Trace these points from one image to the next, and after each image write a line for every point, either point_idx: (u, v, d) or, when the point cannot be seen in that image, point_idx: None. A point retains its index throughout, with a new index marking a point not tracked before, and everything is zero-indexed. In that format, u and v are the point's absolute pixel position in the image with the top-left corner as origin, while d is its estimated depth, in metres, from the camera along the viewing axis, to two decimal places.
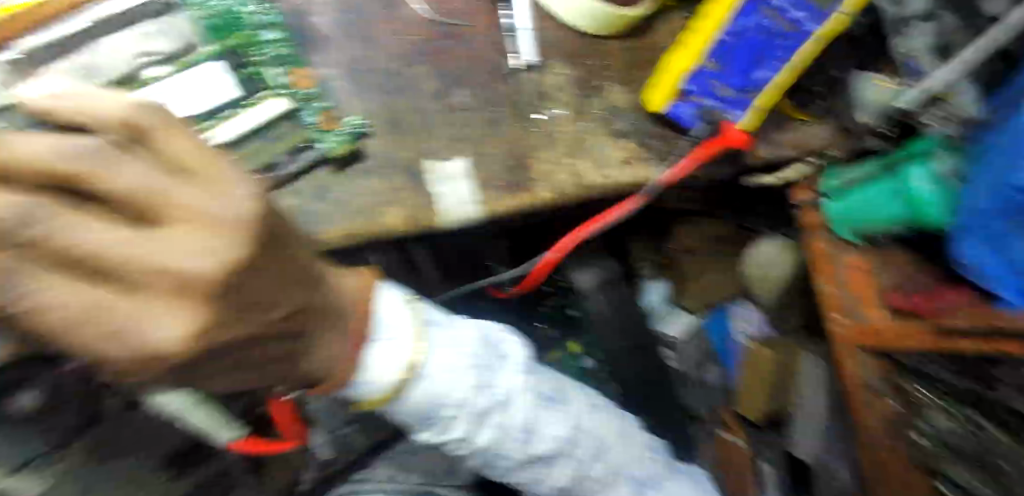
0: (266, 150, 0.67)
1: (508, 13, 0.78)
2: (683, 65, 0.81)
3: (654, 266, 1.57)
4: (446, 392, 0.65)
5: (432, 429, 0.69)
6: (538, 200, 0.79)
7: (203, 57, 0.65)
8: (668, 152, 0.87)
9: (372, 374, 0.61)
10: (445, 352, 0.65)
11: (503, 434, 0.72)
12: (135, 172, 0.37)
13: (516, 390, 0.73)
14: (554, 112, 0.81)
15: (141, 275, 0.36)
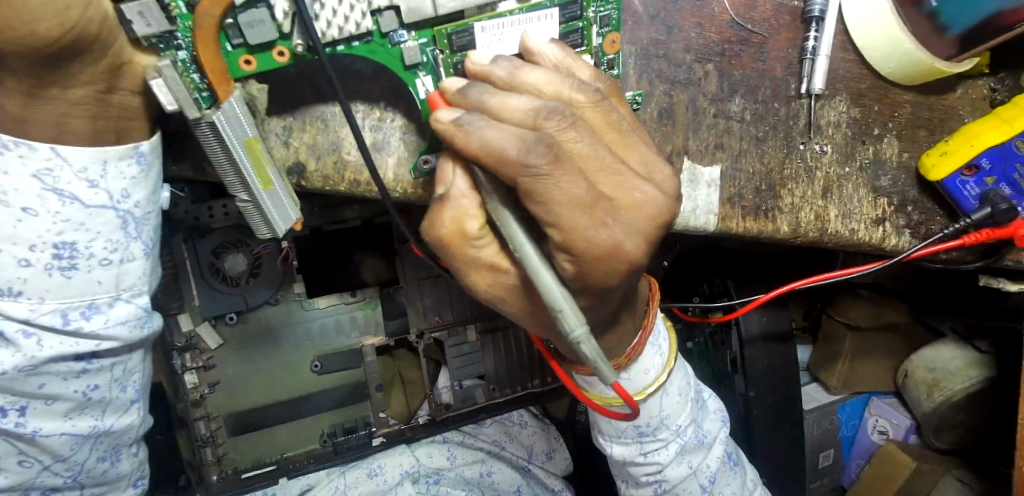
0: None
1: (813, 32, 0.73)
2: (994, 138, 0.72)
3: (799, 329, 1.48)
4: (669, 414, 0.69)
5: (633, 445, 0.70)
6: (776, 232, 0.74)
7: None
8: (924, 225, 0.80)
9: (635, 370, 0.65)
10: (682, 383, 0.69)
11: (689, 477, 0.73)
12: (572, 129, 0.45)
13: (714, 435, 0.75)
14: (822, 147, 0.76)
15: (573, 193, 0.44)
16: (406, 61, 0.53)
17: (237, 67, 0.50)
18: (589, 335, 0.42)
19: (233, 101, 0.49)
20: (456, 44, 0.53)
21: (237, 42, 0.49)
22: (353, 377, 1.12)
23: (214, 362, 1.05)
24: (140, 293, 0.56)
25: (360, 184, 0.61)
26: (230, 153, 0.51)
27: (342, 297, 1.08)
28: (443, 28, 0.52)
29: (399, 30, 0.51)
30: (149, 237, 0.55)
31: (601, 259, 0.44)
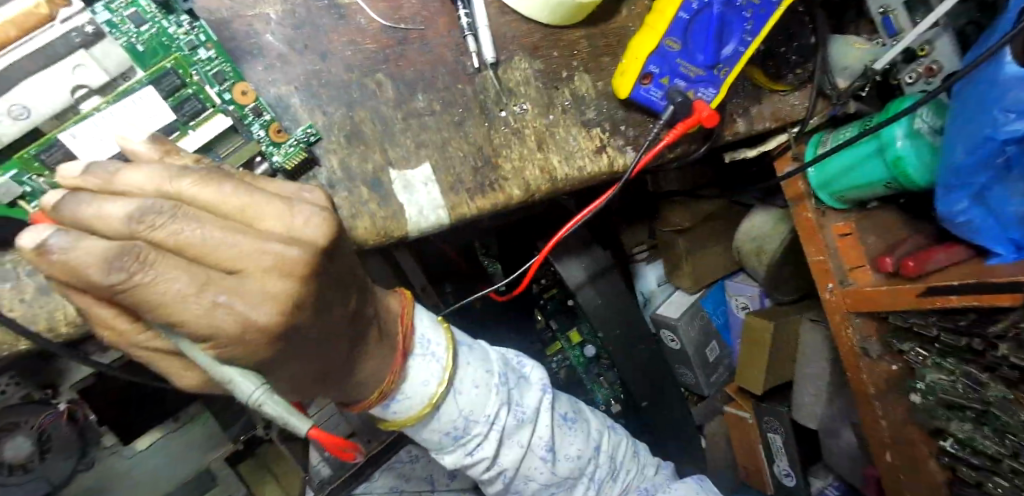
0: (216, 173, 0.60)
1: (463, 10, 0.76)
2: (646, 47, 0.77)
3: (648, 249, 1.53)
4: (473, 409, 0.70)
5: (458, 450, 0.72)
6: (510, 199, 0.77)
7: (127, 70, 0.57)
8: (642, 135, 0.86)
9: (412, 386, 0.65)
10: (474, 374, 0.70)
11: (526, 453, 0.75)
12: (191, 225, 0.43)
13: (534, 407, 0.75)
14: (520, 107, 0.80)
15: (231, 256, 0.44)
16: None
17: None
18: (268, 394, 0.46)
19: None
20: (50, 161, 0.55)
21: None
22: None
23: None
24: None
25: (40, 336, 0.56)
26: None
27: (163, 427, 1.02)
28: (24, 153, 0.53)
29: None
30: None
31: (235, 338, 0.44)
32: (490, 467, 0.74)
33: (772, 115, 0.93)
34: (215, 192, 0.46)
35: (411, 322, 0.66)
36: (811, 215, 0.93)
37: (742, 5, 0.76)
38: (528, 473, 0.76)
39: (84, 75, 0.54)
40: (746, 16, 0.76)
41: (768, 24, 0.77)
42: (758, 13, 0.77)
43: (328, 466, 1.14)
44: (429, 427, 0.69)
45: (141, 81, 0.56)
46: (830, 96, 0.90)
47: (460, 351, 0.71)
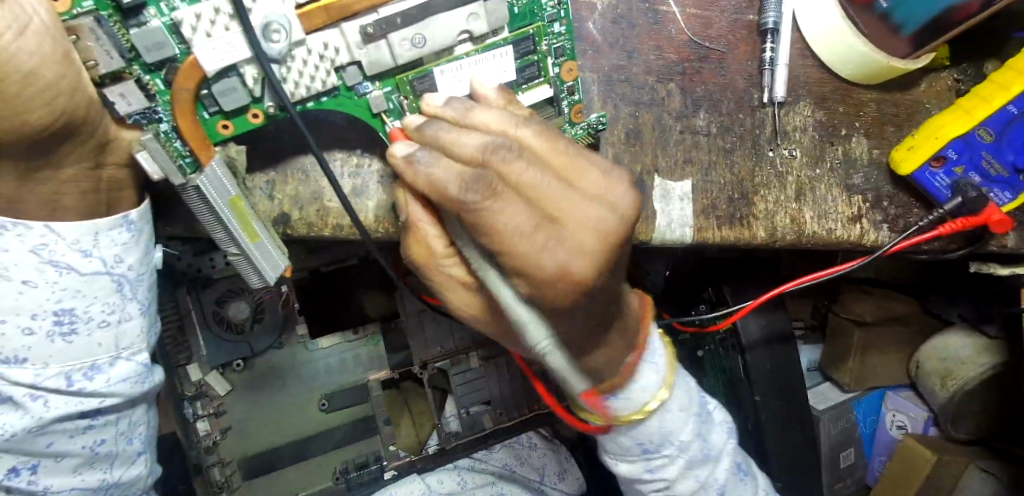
0: None
1: (769, 43, 0.75)
2: (956, 129, 0.73)
3: (806, 329, 1.48)
4: (672, 429, 0.68)
5: (639, 463, 0.72)
6: (753, 238, 0.76)
7: (500, 28, 0.56)
8: (901, 217, 0.81)
9: (636, 388, 0.64)
10: (682, 402, 0.69)
11: (697, 489, 0.74)
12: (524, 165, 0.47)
13: (723, 453, 0.75)
14: (791, 151, 0.78)
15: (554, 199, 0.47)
16: (373, 109, 0.57)
17: (217, 132, 0.54)
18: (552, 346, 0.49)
19: (213, 164, 0.53)
20: (419, 89, 0.57)
21: (213, 109, 0.52)
22: (359, 414, 1.16)
23: (225, 408, 1.08)
24: (139, 350, 0.59)
25: (344, 227, 0.64)
26: (217, 213, 0.54)
27: (346, 334, 1.14)
28: (405, 76, 0.56)
29: (365, 82, 0.55)
30: (144, 297, 0.58)
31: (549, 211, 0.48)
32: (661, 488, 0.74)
33: None
34: (548, 144, 0.50)
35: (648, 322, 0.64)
36: None
37: None
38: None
39: (473, 24, 0.54)
40: None
41: None
42: None
43: (457, 423, 1.19)
44: (629, 433, 0.68)
45: (505, 39, 0.57)
46: None
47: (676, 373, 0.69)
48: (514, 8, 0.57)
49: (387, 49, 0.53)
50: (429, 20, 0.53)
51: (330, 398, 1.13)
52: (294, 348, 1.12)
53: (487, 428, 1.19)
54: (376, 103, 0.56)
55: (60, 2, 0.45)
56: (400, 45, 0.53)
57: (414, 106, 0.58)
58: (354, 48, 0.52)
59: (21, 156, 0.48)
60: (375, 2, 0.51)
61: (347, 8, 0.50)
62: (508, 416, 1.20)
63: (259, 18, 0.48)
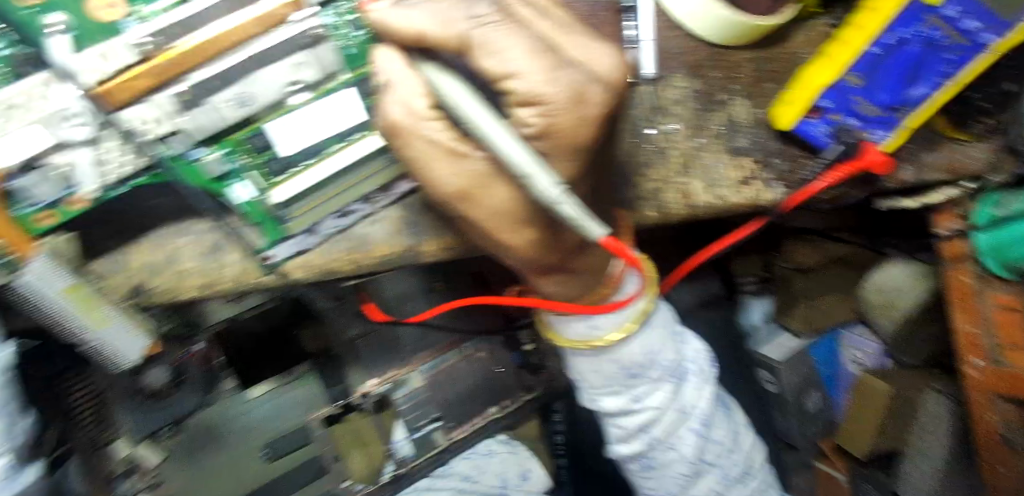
0: (374, 182, 0.61)
1: (630, 21, 0.75)
2: (823, 78, 0.71)
3: (759, 282, 1.50)
4: (658, 350, 0.68)
5: (623, 394, 0.69)
6: (646, 222, 0.75)
7: (336, 71, 0.52)
8: (794, 171, 0.79)
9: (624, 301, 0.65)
10: (654, 348, 0.67)
11: (681, 422, 0.72)
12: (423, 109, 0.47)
13: (703, 378, 0.74)
14: (672, 127, 0.77)
15: (456, 174, 0.48)
16: (210, 174, 0.53)
17: (35, 223, 0.53)
18: (568, 195, 0.42)
19: (40, 258, 0.51)
20: (258, 146, 0.53)
21: (31, 203, 0.52)
22: (307, 455, 1.13)
23: (162, 477, 1.03)
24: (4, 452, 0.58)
25: (207, 287, 0.61)
26: (55, 310, 0.52)
27: (278, 378, 1.11)
28: (237, 136, 0.51)
29: (195, 147, 0.51)
30: None
31: (569, 111, 0.44)
32: (657, 408, 0.70)
33: (945, 164, 0.90)
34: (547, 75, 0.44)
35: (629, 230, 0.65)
36: (971, 280, 0.95)
37: (946, 46, 0.66)
38: (676, 443, 0.72)
39: (303, 73, 0.50)
40: (956, 56, 0.66)
41: (973, 70, 0.67)
42: (963, 56, 0.66)
43: (409, 446, 1.20)
44: (609, 357, 0.66)
45: (345, 81, 0.53)
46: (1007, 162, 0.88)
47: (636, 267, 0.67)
48: (350, 49, 0.52)
49: (210, 113, 0.49)
50: (248, 79, 0.48)
51: (271, 447, 1.11)
52: (228, 398, 1.07)
53: (439, 445, 1.22)
54: (214, 168, 0.53)
55: None
56: (222, 106, 0.49)
57: (258, 162, 0.54)
58: (172, 116, 0.48)
59: None
60: (181, 69, 0.46)
61: (156, 74, 0.46)
62: (461, 426, 1.24)
63: (55, 104, 0.47)
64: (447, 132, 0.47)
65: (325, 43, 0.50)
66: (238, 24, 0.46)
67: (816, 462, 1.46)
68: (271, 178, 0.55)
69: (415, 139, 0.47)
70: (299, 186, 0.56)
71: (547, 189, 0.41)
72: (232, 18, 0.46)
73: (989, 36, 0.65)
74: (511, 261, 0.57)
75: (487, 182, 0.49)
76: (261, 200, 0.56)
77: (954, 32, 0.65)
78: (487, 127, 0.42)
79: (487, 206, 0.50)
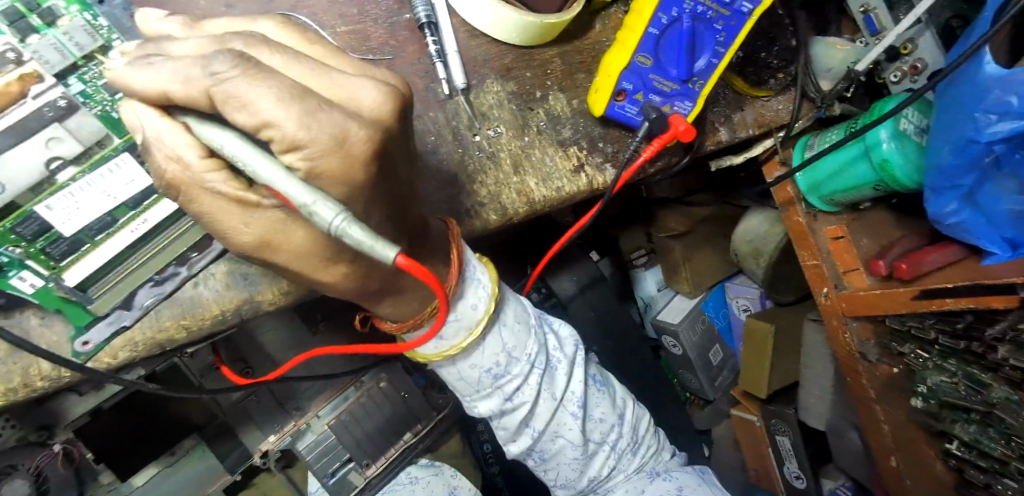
0: (183, 243, 0.59)
1: (430, 37, 0.76)
2: (619, 62, 0.76)
3: (647, 254, 1.54)
4: (514, 348, 0.72)
5: (495, 395, 0.73)
6: (488, 225, 0.77)
7: (102, 138, 0.50)
8: (620, 151, 0.85)
9: (463, 308, 0.66)
10: (515, 346, 0.72)
11: (557, 409, 0.77)
12: (203, 170, 0.48)
13: (572, 364, 0.79)
14: (495, 130, 0.80)
15: (250, 223, 0.50)
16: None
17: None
18: (349, 221, 0.42)
19: None
20: (28, 233, 0.49)
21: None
22: None
23: None
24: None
25: (16, 390, 0.55)
26: None
27: (160, 463, 1.04)
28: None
29: None
30: None
31: (332, 155, 0.44)
32: (528, 401, 0.74)
33: (754, 120, 0.99)
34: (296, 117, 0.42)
35: (459, 243, 0.66)
36: (802, 218, 1.03)
37: (712, 18, 0.74)
38: (557, 427, 0.77)
39: (58, 148, 0.48)
40: (721, 26, 0.75)
41: (741, 35, 0.75)
42: (730, 26, 0.75)
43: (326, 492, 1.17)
44: (469, 363, 0.70)
45: (116, 147, 0.51)
46: (814, 98, 0.97)
47: (472, 277, 0.68)
48: (112, 115, 0.50)
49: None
50: None
51: None
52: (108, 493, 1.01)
53: (360, 485, 1.19)
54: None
55: None
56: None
57: (33, 250, 0.50)
58: None
59: None
60: None
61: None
62: (376, 463, 1.21)
63: None
64: (228, 181, 0.49)
65: (78, 113, 0.48)
66: None
67: (732, 411, 1.52)
68: (57, 264, 0.52)
69: (204, 192, 0.49)
70: (94, 265, 0.53)
71: (329, 220, 0.43)
72: None
73: (745, 4, 0.74)
74: (337, 292, 0.59)
75: (284, 225, 0.51)
76: (52, 287, 0.53)
77: (715, 5, 0.73)
78: (256, 163, 0.44)
79: (291, 248, 0.52)
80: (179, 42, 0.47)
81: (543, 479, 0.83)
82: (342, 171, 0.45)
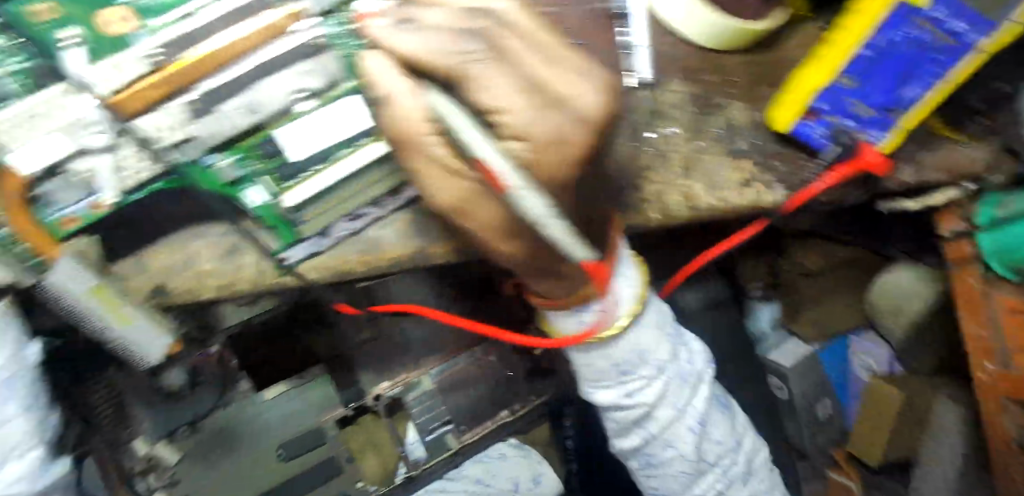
0: (381, 185, 0.63)
1: (626, 29, 0.77)
2: (817, 82, 0.73)
3: (766, 288, 1.47)
4: (649, 347, 0.66)
5: (616, 388, 0.68)
6: (648, 222, 0.77)
7: (338, 79, 0.54)
8: (796, 174, 0.80)
9: (609, 300, 0.62)
10: (650, 345, 0.66)
11: (677, 418, 0.70)
12: (426, 131, 0.51)
13: (699, 377, 0.73)
14: (670, 130, 0.79)
15: (449, 188, 0.53)
16: (224, 179, 0.55)
17: (59, 226, 0.52)
18: (551, 214, 0.46)
19: (64, 261, 0.51)
20: (268, 151, 0.55)
21: (52, 208, 0.51)
22: (317, 459, 1.14)
23: (178, 478, 1.05)
24: (33, 447, 0.59)
25: (224, 287, 0.63)
26: (77, 305, 0.53)
27: (289, 382, 1.12)
28: (248, 141, 0.53)
29: (208, 155, 0.53)
30: (21, 397, 0.57)
31: (550, 147, 0.47)
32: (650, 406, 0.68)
33: (943, 164, 0.89)
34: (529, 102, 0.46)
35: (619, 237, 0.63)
36: (975, 281, 0.93)
37: (933, 47, 0.67)
38: (671, 437, 0.71)
39: (309, 80, 0.53)
40: (940, 56, 0.68)
41: (965, 69, 0.68)
42: (953, 57, 0.68)
43: (423, 449, 1.22)
44: (600, 352, 0.65)
45: (350, 88, 0.55)
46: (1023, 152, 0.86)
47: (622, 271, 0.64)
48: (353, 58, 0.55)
49: (221, 121, 0.51)
50: (258, 85, 0.51)
51: (286, 449, 1.11)
52: (242, 401, 1.08)
53: (452, 448, 1.24)
54: (228, 172, 0.55)
55: None
56: (233, 114, 0.51)
57: (268, 168, 0.56)
58: (184, 124, 0.50)
59: None
60: (197, 76, 0.49)
61: (166, 83, 0.48)
62: (472, 431, 1.25)
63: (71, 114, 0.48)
64: (442, 147, 0.51)
65: (327, 52, 0.53)
66: (247, 35, 0.50)
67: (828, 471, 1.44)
68: (283, 184, 0.57)
69: (418, 151, 0.53)
70: (310, 191, 0.58)
71: (534, 209, 0.46)
72: (241, 29, 0.50)
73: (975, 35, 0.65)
74: (502, 261, 0.58)
75: (476, 196, 0.53)
76: (274, 204, 0.58)
77: (939, 33, 0.65)
78: (477, 146, 0.44)
79: (477, 219, 0.54)
80: (429, 11, 0.51)
81: (642, 485, 0.77)
82: (554, 166, 0.48)
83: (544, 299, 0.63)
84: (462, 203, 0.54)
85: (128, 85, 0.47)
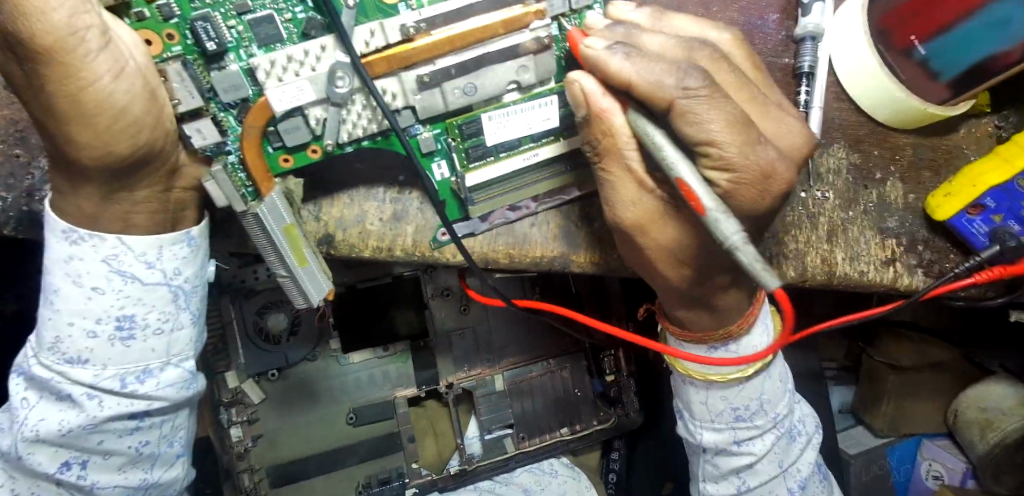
0: (552, 182, 0.67)
1: (803, 87, 0.77)
2: (994, 177, 0.72)
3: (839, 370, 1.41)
4: (769, 398, 0.69)
5: (726, 432, 0.69)
6: (784, 278, 0.77)
7: (546, 78, 0.59)
8: (937, 262, 0.80)
9: (746, 343, 0.66)
10: (771, 396, 0.69)
11: (778, 476, 0.71)
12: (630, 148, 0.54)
13: (807, 440, 0.74)
14: (823, 194, 0.79)
15: (631, 207, 0.57)
16: (424, 149, 0.61)
17: (278, 165, 0.61)
18: (746, 241, 0.42)
19: (273, 195, 0.60)
20: (466, 132, 0.59)
21: (276, 144, 0.60)
22: (384, 429, 1.18)
23: (257, 416, 1.11)
24: (187, 358, 0.69)
25: (382, 250, 0.68)
26: (272, 238, 0.60)
27: (376, 350, 1.16)
28: (453, 121, 0.59)
29: (415, 124, 0.59)
30: (195, 308, 0.68)
31: (756, 181, 0.49)
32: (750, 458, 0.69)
33: None
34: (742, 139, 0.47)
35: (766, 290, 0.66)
36: None
37: None
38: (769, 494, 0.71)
39: (521, 76, 0.57)
40: None
41: None
42: None
43: (479, 445, 1.21)
44: (721, 394, 0.67)
45: (551, 88, 0.60)
46: None
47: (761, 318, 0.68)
48: (561, 61, 0.60)
49: (438, 96, 0.57)
50: (479, 71, 0.56)
51: (358, 412, 1.15)
52: (330, 357, 1.14)
53: (508, 452, 1.22)
54: (427, 143, 0.60)
55: (153, 47, 0.54)
56: (451, 92, 0.56)
57: (460, 147, 0.61)
58: (409, 93, 0.56)
59: (102, 180, 0.59)
60: (432, 54, 0.55)
61: (407, 56, 0.54)
62: (531, 440, 1.23)
63: (326, 65, 0.55)
64: (641, 161, 0.54)
65: (547, 52, 0.57)
66: (488, 24, 0.54)
67: None
68: (467, 164, 0.62)
69: (617, 162, 0.55)
70: (491, 175, 0.62)
71: (729, 236, 0.43)
72: (485, 18, 0.55)
73: None
74: (660, 283, 0.62)
75: (656, 220, 0.57)
76: (451, 181, 0.64)
77: None
78: (675, 164, 0.46)
79: (652, 245, 0.58)
80: (649, 35, 0.53)
81: None
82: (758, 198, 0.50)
83: (679, 330, 0.67)
84: (646, 223, 0.57)
85: (378, 49, 0.54)
